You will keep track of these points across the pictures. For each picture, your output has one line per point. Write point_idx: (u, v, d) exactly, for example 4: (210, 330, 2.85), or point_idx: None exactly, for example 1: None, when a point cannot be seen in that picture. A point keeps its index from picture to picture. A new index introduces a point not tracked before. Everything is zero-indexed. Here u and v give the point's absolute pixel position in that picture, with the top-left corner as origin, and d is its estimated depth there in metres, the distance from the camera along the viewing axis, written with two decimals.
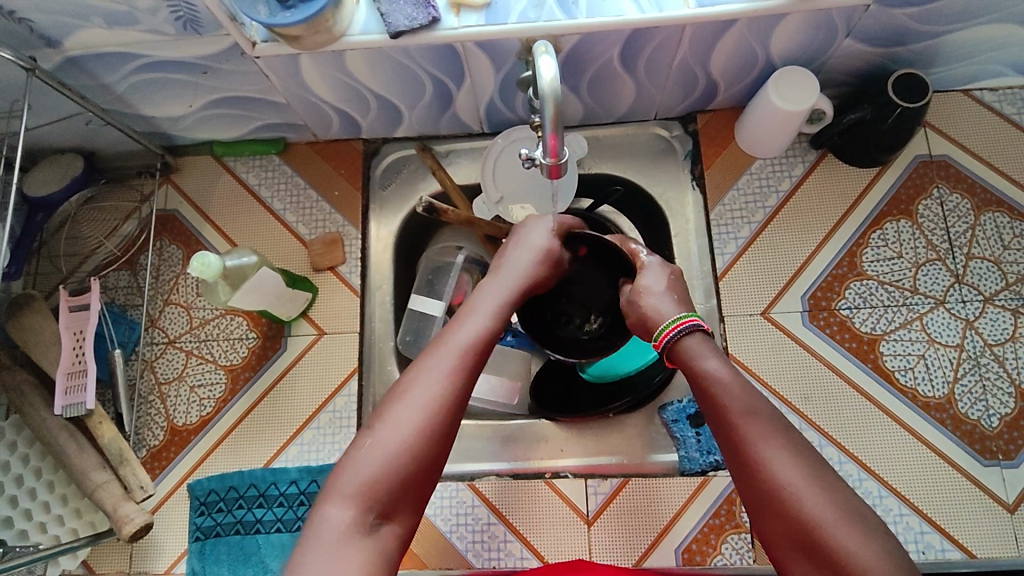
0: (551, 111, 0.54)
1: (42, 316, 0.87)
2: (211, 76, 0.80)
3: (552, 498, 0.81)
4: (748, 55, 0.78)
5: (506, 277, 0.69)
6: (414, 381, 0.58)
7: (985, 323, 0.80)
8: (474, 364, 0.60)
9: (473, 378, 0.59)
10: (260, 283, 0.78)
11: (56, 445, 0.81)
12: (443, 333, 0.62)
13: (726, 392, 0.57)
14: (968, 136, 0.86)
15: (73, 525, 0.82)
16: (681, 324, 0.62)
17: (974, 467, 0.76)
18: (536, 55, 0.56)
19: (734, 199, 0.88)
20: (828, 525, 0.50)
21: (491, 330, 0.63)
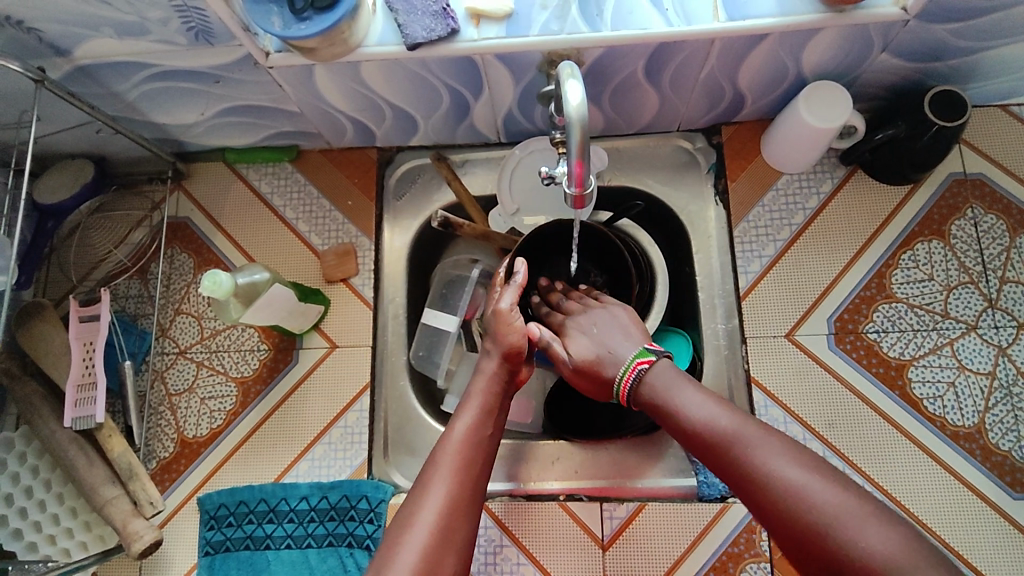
0: (577, 134, 0.52)
1: (51, 325, 0.86)
2: (224, 86, 0.78)
3: (566, 521, 0.80)
4: (778, 69, 0.75)
5: (482, 377, 0.70)
6: (411, 513, 0.59)
7: (1018, 350, 0.78)
8: (477, 463, 0.63)
9: (467, 498, 0.61)
10: (271, 299, 0.76)
11: (65, 458, 0.80)
12: (443, 434, 0.65)
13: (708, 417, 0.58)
14: (1005, 154, 0.83)
15: (83, 539, 0.82)
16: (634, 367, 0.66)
17: (1003, 499, 0.74)
18: (563, 76, 0.54)
19: (759, 216, 0.85)
20: (839, 523, 0.48)
21: (479, 443, 0.64)
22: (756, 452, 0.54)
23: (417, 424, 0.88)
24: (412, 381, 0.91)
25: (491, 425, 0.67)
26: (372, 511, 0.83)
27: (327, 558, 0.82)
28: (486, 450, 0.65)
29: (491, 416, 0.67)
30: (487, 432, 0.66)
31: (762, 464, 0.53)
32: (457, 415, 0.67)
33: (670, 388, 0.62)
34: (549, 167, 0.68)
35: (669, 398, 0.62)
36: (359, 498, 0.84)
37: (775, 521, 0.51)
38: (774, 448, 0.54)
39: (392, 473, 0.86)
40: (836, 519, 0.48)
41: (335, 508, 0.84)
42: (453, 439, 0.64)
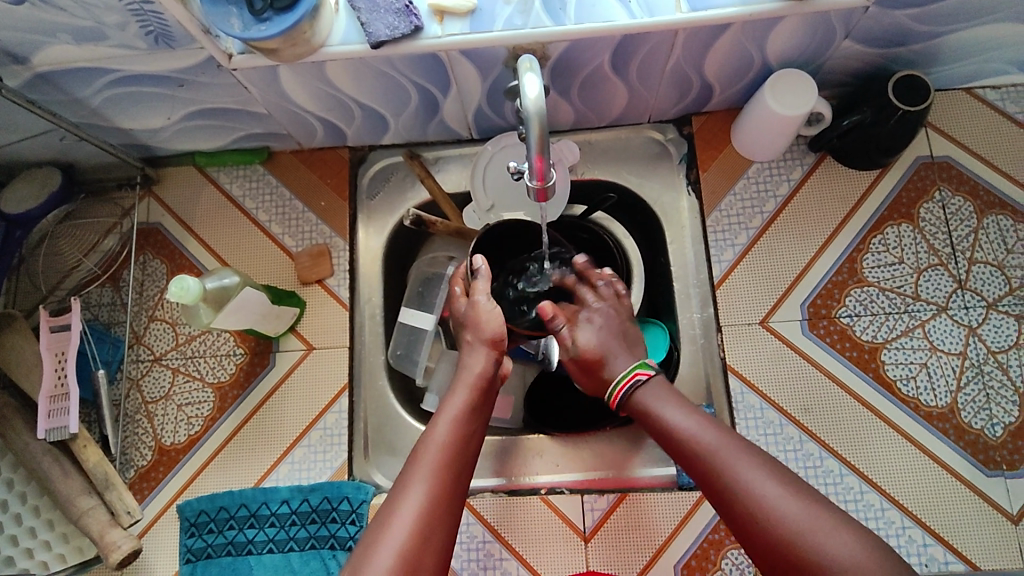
0: (536, 130, 0.51)
1: (23, 337, 0.85)
2: (188, 89, 0.77)
3: (548, 514, 0.80)
4: (743, 57, 0.76)
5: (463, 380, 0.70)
6: (390, 513, 0.59)
7: (988, 329, 0.78)
8: (460, 457, 0.64)
9: (448, 496, 0.61)
10: (243, 303, 0.75)
11: (39, 471, 0.79)
12: (426, 430, 0.65)
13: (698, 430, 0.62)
14: (970, 136, 0.84)
15: (61, 550, 0.81)
16: (629, 380, 0.68)
17: (977, 477, 0.75)
18: (521, 70, 0.53)
19: (731, 204, 0.86)
20: (808, 533, 0.52)
21: (462, 440, 0.65)
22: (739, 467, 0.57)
23: (397, 424, 0.88)
24: (391, 380, 0.90)
25: (474, 421, 0.67)
26: (354, 512, 0.83)
27: (309, 561, 0.82)
28: (467, 452, 0.65)
29: (471, 417, 0.67)
30: (467, 433, 0.65)
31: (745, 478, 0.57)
32: (440, 412, 0.67)
33: (656, 398, 0.66)
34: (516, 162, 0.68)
35: (654, 410, 0.65)
36: (340, 499, 0.83)
37: (750, 530, 0.55)
38: (748, 460, 0.58)
39: (373, 473, 0.86)
40: (809, 531, 0.53)
41: (317, 510, 0.84)
42: (434, 441, 0.63)
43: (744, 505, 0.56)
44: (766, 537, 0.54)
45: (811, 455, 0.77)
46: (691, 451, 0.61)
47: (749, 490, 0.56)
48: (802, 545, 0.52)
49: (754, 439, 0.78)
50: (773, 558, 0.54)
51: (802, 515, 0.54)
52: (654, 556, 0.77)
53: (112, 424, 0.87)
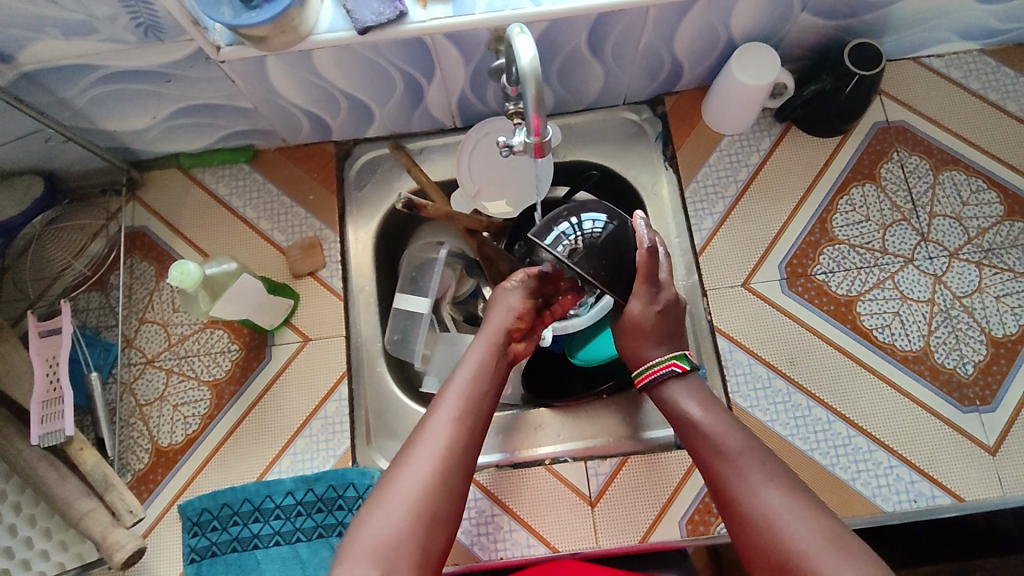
0: (532, 92, 0.55)
1: (11, 345, 0.84)
2: (175, 85, 0.79)
3: (553, 483, 0.82)
4: (710, 33, 0.81)
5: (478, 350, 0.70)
6: (396, 473, 0.61)
7: (952, 276, 0.84)
8: (473, 416, 0.65)
9: (460, 454, 0.62)
10: (241, 292, 0.76)
11: (36, 476, 0.78)
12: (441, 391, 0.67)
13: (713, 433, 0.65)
14: (921, 101, 0.90)
15: (61, 559, 0.80)
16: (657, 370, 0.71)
17: (954, 414, 0.79)
18: (512, 35, 0.56)
19: (707, 176, 0.90)
20: (808, 552, 0.55)
21: (476, 398, 0.66)
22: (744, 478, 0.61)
23: (398, 408, 0.88)
24: (389, 367, 0.91)
25: (490, 381, 0.68)
26: (360, 498, 0.83)
27: (319, 550, 0.82)
28: (477, 423, 0.65)
29: (482, 385, 0.68)
30: (482, 393, 0.67)
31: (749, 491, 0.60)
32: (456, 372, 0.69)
33: (681, 398, 0.69)
34: (505, 137, 0.71)
35: (677, 407, 0.69)
36: (345, 486, 0.83)
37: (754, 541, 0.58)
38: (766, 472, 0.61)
39: (376, 458, 0.86)
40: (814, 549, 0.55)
41: (323, 499, 0.83)
42: (448, 401, 0.65)
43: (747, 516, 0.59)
44: (767, 549, 0.58)
45: (800, 405, 0.81)
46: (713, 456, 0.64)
47: (761, 501, 0.59)
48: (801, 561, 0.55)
49: (746, 395, 0.82)
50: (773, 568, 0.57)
51: (807, 532, 0.56)
52: (658, 514, 0.79)
53: (107, 427, 0.86)
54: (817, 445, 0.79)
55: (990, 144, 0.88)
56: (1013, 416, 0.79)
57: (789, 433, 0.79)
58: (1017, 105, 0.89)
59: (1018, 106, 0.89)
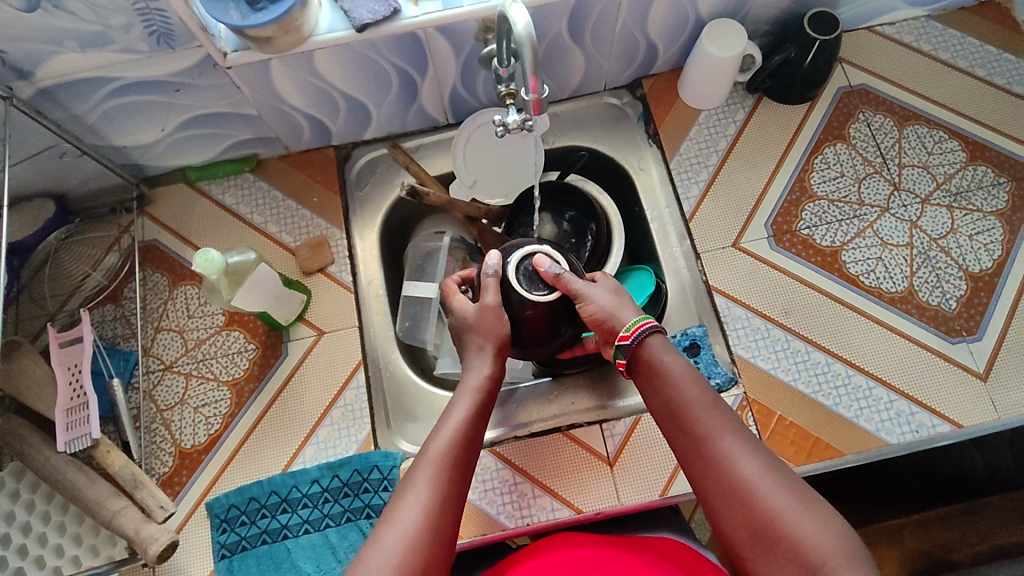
0: (529, 54, 0.60)
1: (31, 359, 0.85)
2: (184, 94, 0.83)
3: (572, 447, 0.85)
4: (679, 12, 0.87)
5: (458, 409, 0.66)
6: (389, 518, 0.58)
7: (927, 221, 0.89)
8: (462, 459, 0.63)
9: (451, 500, 0.60)
10: (258, 281, 0.80)
11: (66, 480, 0.80)
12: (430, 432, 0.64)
13: (690, 391, 0.64)
14: (878, 65, 0.97)
15: (92, 563, 0.81)
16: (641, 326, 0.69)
17: (943, 346, 0.84)
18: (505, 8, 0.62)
19: (689, 148, 0.96)
20: (789, 516, 0.55)
21: (465, 442, 0.64)
22: (724, 443, 0.60)
23: (414, 391, 0.93)
24: (403, 353, 0.95)
25: (478, 424, 0.66)
26: (385, 479, 0.85)
27: (348, 534, 0.83)
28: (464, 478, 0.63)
29: (472, 430, 0.65)
30: (471, 436, 0.65)
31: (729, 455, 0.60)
32: (445, 412, 0.66)
33: (662, 353, 0.67)
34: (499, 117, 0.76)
35: (656, 361, 0.67)
36: (370, 469, 0.85)
37: (734, 505, 0.58)
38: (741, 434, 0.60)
39: (397, 441, 0.88)
40: (789, 515, 0.56)
41: (348, 484, 0.85)
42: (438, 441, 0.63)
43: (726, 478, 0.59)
44: (747, 513, 0.57)
45: (799, 351, 0.85)
46: (686, 420, 0.63)
47: (735, 467, 0.59)
48: (781, 526, 0.55)
49: (747, 347, 0.85)
50: (746, 537, 0.57)
51: (785, 497, 0.57)
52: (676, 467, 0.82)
53: (132, 428, 0.87)
54: (818, 388, 0.83)
55: (946, 98, 0.95)
56: (999, 343, 0.83)
57: (791, 378, 0.83)
58: (967, 62, 0.97)
59: (968, 63, 0.97)
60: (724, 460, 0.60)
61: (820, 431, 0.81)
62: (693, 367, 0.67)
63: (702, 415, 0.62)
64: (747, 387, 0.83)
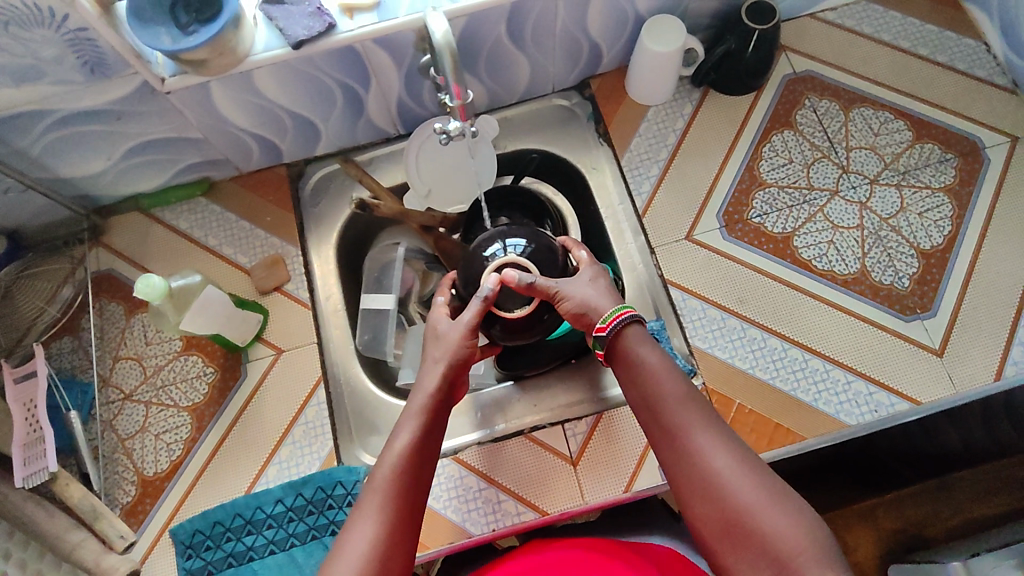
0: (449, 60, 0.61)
1: None
2: (126, 122, 0.83)
3: (534, 450, 0.84)
4: (617, 11, 0.88)
5: (405, 430, 0.66)
6: (344, 541, 0.58)
7: (876, 201, 0.90)
8: (413, 478, 0.63)
9: (402, 522, 0.60)
10: (206, 304, 0.80)
11: (25, 517, 0.80)
12: (381, 452, 0.65)
13: (664, 382, 0.65)
14: (821, 51, 0.98)
15: None
16: (621, 315, 0.71)
17: (899, 324, 0.84)
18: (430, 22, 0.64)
19: (639, 145, 0.96)
20: (756, 507, 0.56)
21: (417, 461, 0.64)
22: (695, 434, 0.61)
23: (378, 404, 0.91)
24: (363, 365, 0.94)
25: (430, 442, 0.66)
26: (349, 494, 0.84)
27: (314, 552, 0.82)
28: (418, 499, 0.63)
29: (425, 448, 0.66)
30: (422, 456, 0.65)
31: (700, 446, 0.60)
32: (395, 432, 0.66)
33: (638, 344, 0.69)
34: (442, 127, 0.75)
35: (634, 353, 0.69)
36: (334, 485, 0.84)
37: (704, 496, 0.59)
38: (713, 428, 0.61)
39: (361, 454, 0.87)
40: (757, 506, 0.56)
41: (313, 501, 0.84)
42: (387, 461, 0.63)
43: (697, 468, 0.60)
44: (716, 503, 0.58)
45: (755, 338, 0.84)
46: (660, 411, 0.64)
47: (706, 457, 0.60)
48: (749, 516, 0.56)
49: (704, 338, 0.85)
50: (716, 530, 0.58)
51: (753, 488, 0.57)
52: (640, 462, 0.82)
53: (91, 459, 0.87)
54: (777, 374, 0.83)
55: (890, 80, 0.96)
56: (953, 318, 0.83)
57: (749, 365, 0.83)
58: (909, 42, 0.97)
59: (910, 43, 0.97)
60: (695, 451, 0.60)
61: (781, 417, 0.80)
62: (668, 359, 0.68)
63: (674, 406, 0.64)
64: (705, 377, 0.83)
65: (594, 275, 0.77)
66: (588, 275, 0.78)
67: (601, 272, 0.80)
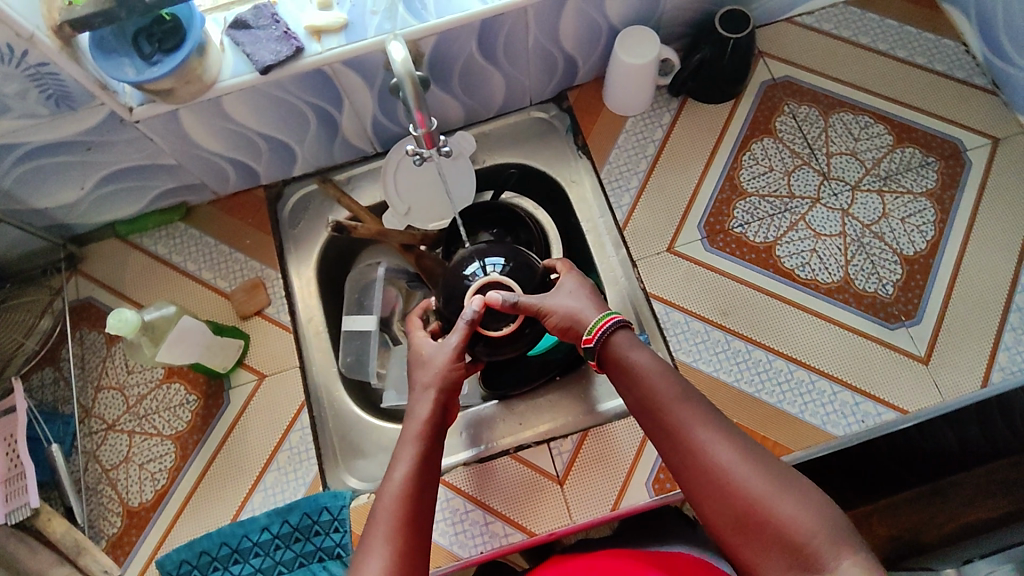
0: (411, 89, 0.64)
1: None
2: (97, 151, 0.82)
3: (520, 470, 0.83)
4: (590, 24, 0.87)
5: (402, 461, 0.63)
6: None
7: (858, 207, 0.89)
8: (417, 509, 0.61)
9: (413, 556, 0.58)
10: (181, 334, 0.80)
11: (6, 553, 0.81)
12: (381, 484, 0.62)
13: (659, 384, 0.64)
14: (799, 56, 0.97)
15: None
16: (606, 324, 0.69)
17: (883, 333, 0.83)
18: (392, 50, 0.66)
19: (618, 156, 0.95)
20: (766, 497, 0.56)
21: (418, 491, 0.62)
22: (697, 432, 0.60)
23: (360, 426, 0.91)
24: (348, 389, 0.94)
25: (430, 469, 0.64)
26: (336, 520, 0.83)
27: None
28: (424, 529, 0.61)
29: (424, 476, 0.63)
30: (424, 485, 0.62)
31: (704, 444, 0.60)
32: (392, 463, 0.64)
33: (629, 347, 0.67)
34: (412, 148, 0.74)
35: (624, 357, 0.67)
36: (320, 511, 0.84)
37: (714, 494, 0.58)
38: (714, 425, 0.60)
39: (346, 479, 0.88)
40: (767, 497, 0.56)
41: (299, 528, 0.83)
42: (389, 495, 0.61)
43: (703, 467, 0.59)
44: (727, 499, 0.57)
45: (739, 350, 0.84)
46: (659, 413, 0.63)
47: (711, 455, 0.59)
48: (760, 507, 0.56)
49: (688, 351, 0.84)
50: (729, 526, 0.57)
51: (760, 479, 0.57)
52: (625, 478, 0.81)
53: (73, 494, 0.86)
54: (764, 385, 0.82)
55: (870, 83, 0.95)
56: (938, 325, 0.83)
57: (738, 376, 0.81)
58: (887, 44, 0.97)
59: (888, 46, 0.97)
60: (700, 449, 0.60)
61: (767, 430, 0.79)
62: (661, 359, 0.66)
63: (672, 407, 0.62)
64: None
65: (577, 285, 0.76)
66: (569, 284, 0.76)
67: (583, 280, 0.77)
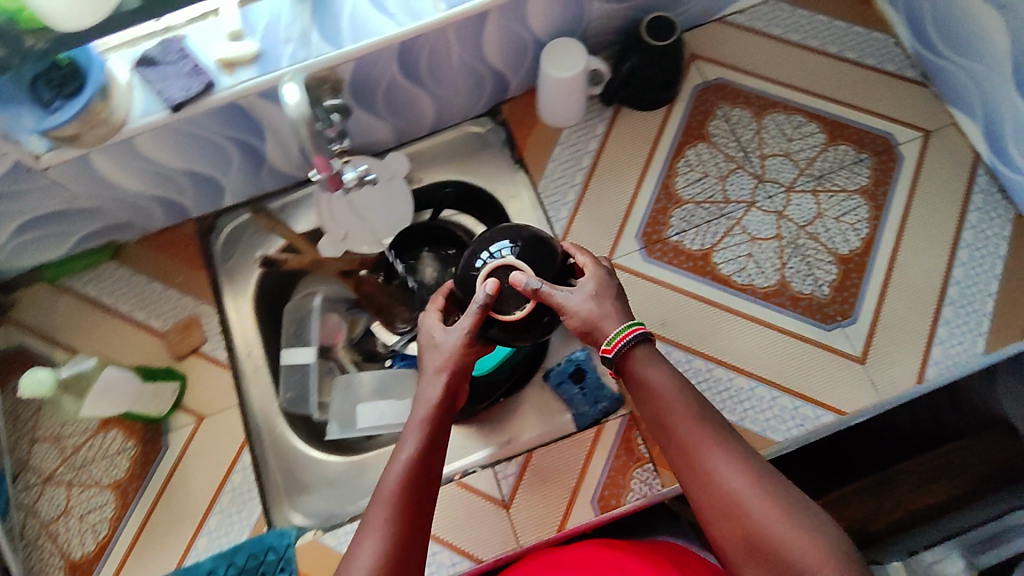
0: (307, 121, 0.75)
1: None
2: (8, 200, 0.79)
3: (466, 497, 0.82)
4: (515, 38, 0.86)
5: (408, 444, 0.61)
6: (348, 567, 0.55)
7: (793, 209, 0.89)
8: (420, 496, 0.59)
9: (409, 543, 0.56)
10: (108, 385, 0.85)
11: None
12: (385, 465, 0.61)
13: (665, 397, 0.62)
14: (731, 56, 0.97)
15: None
16: (627, 336, 0.65)
17: (822, 334, 0.83)
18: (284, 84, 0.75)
19: (553, 170, 0.94)
20: (773, 526, 0.54)
21: (423, 476, 0.60)
22: (708, 457, 0.58)
23: (303, 458, 0.90)
24: (291, 423, 0.92)
25: (437, 452, 0.62)
26: (281, 559, 0.81)
27: None
28: (425, 519, 0.59)
29: (428, 462, 0.61)
30: (428, 471, 0.60)
31: (711, 468, 0.57)
32: (399, 445, 0.62)
33: (652, 360, 0.64)
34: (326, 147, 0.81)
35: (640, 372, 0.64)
36: (266, 551, 0.82)
37: (720, 518, 0.56)
38: (726, 444, 0.58)
39: (293, 515, 0.86)
40: (778, 524, 0.53)
41: (244, 570, 0.81)
42: (393, 477, 0.59)
43: (709, 490, 0.57)
44: (732, 523, 0.55)
45: (680, 361, 0.83)
46: (669, 427, 0.61)
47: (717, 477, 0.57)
48: (767, 537, 0.54)
49: None
50: (740, 552, 0.55)
51: (768, 507, 0.55)
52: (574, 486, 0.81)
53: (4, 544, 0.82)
54: (707, 394, 0.81)
55: (801, 81, 0.95)
56: (874, 323, 0.84)
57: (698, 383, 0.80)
58: (818, 40, 0.97)
59: (819, 41, 0.97)
60: (711, 473, 0.57)
61: None
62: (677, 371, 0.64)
63: (682, 422, 0.60)
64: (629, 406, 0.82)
65: (599, 288, 0.68)
66: (590, 283, 0.68)
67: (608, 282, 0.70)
